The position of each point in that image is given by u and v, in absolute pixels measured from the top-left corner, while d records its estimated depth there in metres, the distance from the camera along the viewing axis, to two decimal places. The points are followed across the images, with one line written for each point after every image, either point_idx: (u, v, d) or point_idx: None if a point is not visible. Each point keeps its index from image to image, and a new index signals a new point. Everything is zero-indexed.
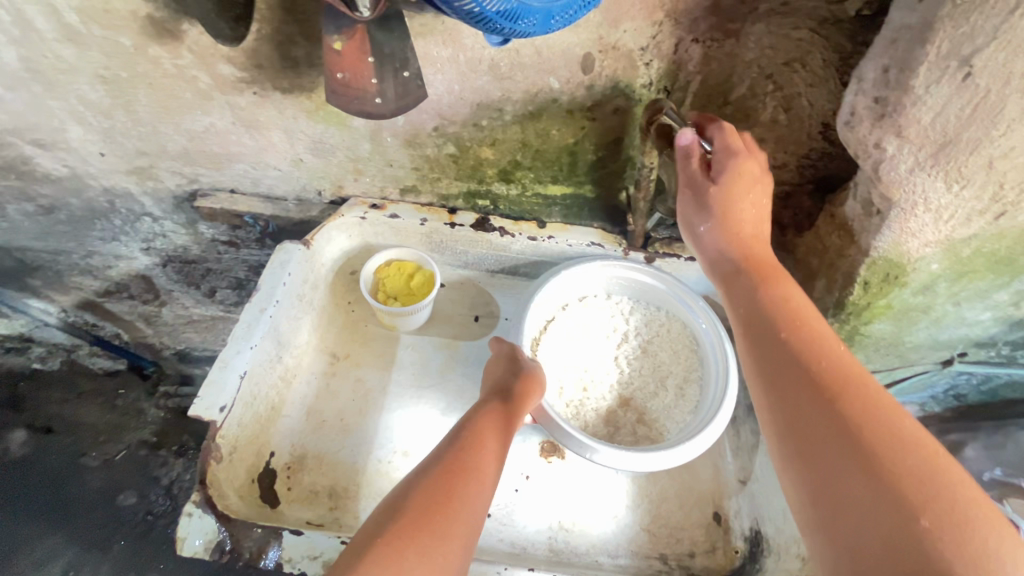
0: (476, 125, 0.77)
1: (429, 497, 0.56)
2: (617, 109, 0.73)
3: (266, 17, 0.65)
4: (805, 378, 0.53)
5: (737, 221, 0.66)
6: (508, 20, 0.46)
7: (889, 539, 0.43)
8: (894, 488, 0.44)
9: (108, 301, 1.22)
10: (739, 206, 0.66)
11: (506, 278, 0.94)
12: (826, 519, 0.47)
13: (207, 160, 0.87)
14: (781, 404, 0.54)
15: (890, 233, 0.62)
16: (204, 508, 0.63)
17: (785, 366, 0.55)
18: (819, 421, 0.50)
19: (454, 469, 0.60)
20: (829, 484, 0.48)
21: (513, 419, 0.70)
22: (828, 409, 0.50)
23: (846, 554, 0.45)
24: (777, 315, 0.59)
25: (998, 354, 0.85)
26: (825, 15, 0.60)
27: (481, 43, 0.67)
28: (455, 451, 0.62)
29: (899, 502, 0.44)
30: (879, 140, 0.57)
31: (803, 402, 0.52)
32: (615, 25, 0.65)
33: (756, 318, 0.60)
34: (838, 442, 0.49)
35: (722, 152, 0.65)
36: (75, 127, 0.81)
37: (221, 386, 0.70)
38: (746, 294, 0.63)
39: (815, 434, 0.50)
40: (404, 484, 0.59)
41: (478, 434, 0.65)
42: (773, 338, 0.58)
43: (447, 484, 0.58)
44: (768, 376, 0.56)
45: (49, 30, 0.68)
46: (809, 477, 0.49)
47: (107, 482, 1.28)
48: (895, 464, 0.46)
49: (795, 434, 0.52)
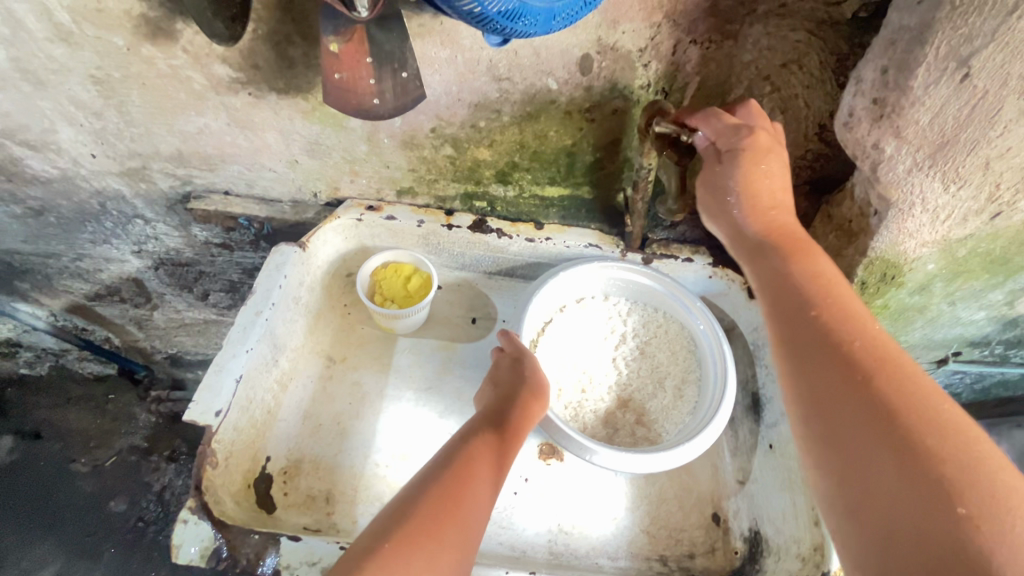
0: (474, 127, 0.77)
1: (429, 508, 0.56)
2: (616, 110, 0.73)
3: (262, 17, 0.65)
4: (836, 357, 0.53)
5: (760, 197, 0.65)
6: (509, 20, 0.46)
7: (922, 519, 0.43)
8: (928, 472, 0.44)
9: (99, 304, 1.20)
10: (761, 183, 0.65)
11: (504, 279, 0.94)
12: (854, 502, 0.47)
13: (200, 161, 0.86)
14: (811, 382, 0.54)
15: (888, 233, 0.63)
16: (199, 515, 0.62)
17: (816, 346, 0.55)
18: (851, 404, 0.50)
19: (453, 481, 0.59)
20: (859, 467, 0.48)
21: (516, 432, 0.69)
22: (861, 390, 0.50)
23: (876, 535, 0.45)
24: (807, 293, 0.59)
25: (992, 353, 0.86)
26: (823, 16, 0.61)
27: (479, 44, 0.66)
28: (459, 461, 0.62)
29: (933, 487, 0.43)
30: (877, 141, 0.57)
31: (836, 383, 0.52)
32: (614, 26, 0.65)
33: (784, 296, 0.60)
34: (870, 422, 0.48)
35: (727, 134, 0.64)
36: (66, 128, 0.80)
37: (216, 391, 0.69)
38: (772, 271, 0.62)
39: (846, 415, 0.50)
40: (402, 495, 0.58)
41: (479, 448, 0.64)
42: (801, 317, 0.57)
43: (447, 495, 0.58)
44: (799, 356, 0.56)
45: (39, 29, 0.67)
46: (839, 459, 0.50)
47: (98, 488, 1.33)
48: (930, 448, 0.45)
49: (825, 416, 0.52)
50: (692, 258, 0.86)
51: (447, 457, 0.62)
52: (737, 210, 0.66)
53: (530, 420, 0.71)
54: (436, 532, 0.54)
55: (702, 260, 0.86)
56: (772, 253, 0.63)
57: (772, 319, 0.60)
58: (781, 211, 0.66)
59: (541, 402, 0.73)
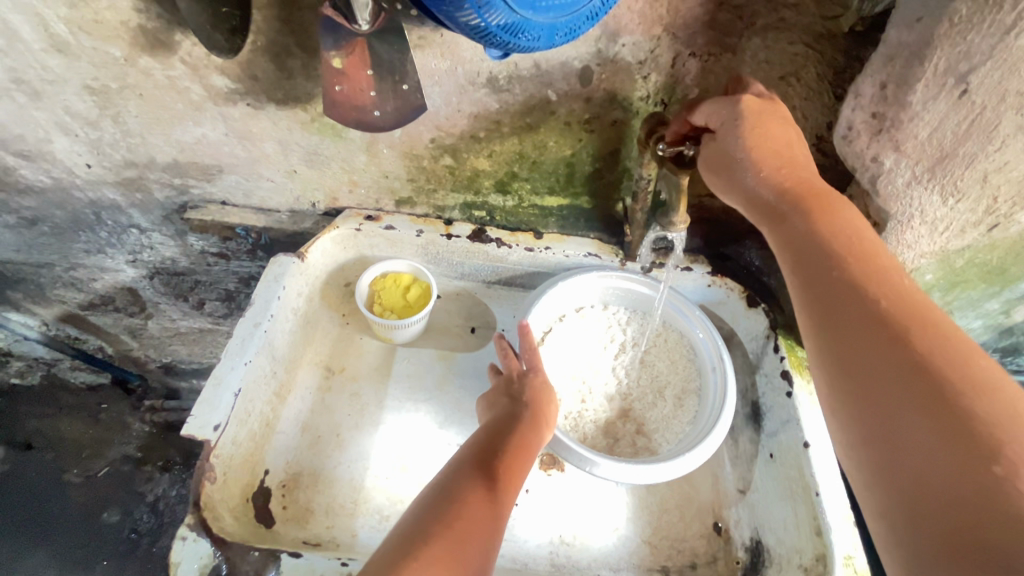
0: (473, 137, 0.77)
1: (444, 527, 0.56)
2: (615, 121, 0.74)
3: (262, 29, 0.65)
4: (865, 317, 0.50)
5: (773, 157, 0.59)
6: (510, 34, 0.46)
7: (954, 477, 0.41)
8: (966, 429, 0.42)
9: (93, 314, 1.19)
10: (770, 144, 0.59)
11: (503, 289, 0.94)
12: (888, 462, 0.46)
13: (197, 171, 0.86)
14: (838, 344, 0.52)
15: (887, 244, 0.63)
16: (198, 532, 0.62)
17: (845, 304, 0.52)
18: (882, 361, 0.48)
19: (461, 499, 0.59)
20: (892, 425, 0.46)
21: (524, 449, 0.68)
22: (891, 348, 0.48)
23: (905, 495, 0.44)
24: (833, 251, 0.55)
25: (988, 360, 0.87)
26: (821, 30, 0.61)
27: (480, 56, 0.66)
28: (469, 479, 0.62)
29: (968, 438, 0.42)
30: (876, 154, 0.58)
31: (868, 341, 0.50)
32: (614, 39, 0.65)
33: (806, 257, 0.56)
34: (899, 382, 0.47)
35: (715, 115, 0.61)
36: (61, 138, 0.79)
37: (214, 404, 0.68)
38: (795, 232, 0.58)
39: (878, 374, 0.48)
40: (409, 518, 0.58)
41: (489, 467, 0.64)
42: (826, 277, 0.54)
43: (461, 512, 0.58)
44: (828, 317, 0.53)
45: (35, 40, 0.66)
46: (871, 418, 0.48)
47: (91, 500, 1.31)
48: (965, 400, 0.44)
49: (855, 377, 0.50)
50: (691, 267, 0.86)
51: (453, 475, 0.63)
52: (751, 177, 0.59)
53: (537, 445, 0.70)
54: (458, 550, 0.55)
55: (701, 270, 0.85)
56: (794, 214, 0.58)
57: (796, 281, 0.57)
58: (802, 166, 0.60)
59: (545, 426, 0.72)
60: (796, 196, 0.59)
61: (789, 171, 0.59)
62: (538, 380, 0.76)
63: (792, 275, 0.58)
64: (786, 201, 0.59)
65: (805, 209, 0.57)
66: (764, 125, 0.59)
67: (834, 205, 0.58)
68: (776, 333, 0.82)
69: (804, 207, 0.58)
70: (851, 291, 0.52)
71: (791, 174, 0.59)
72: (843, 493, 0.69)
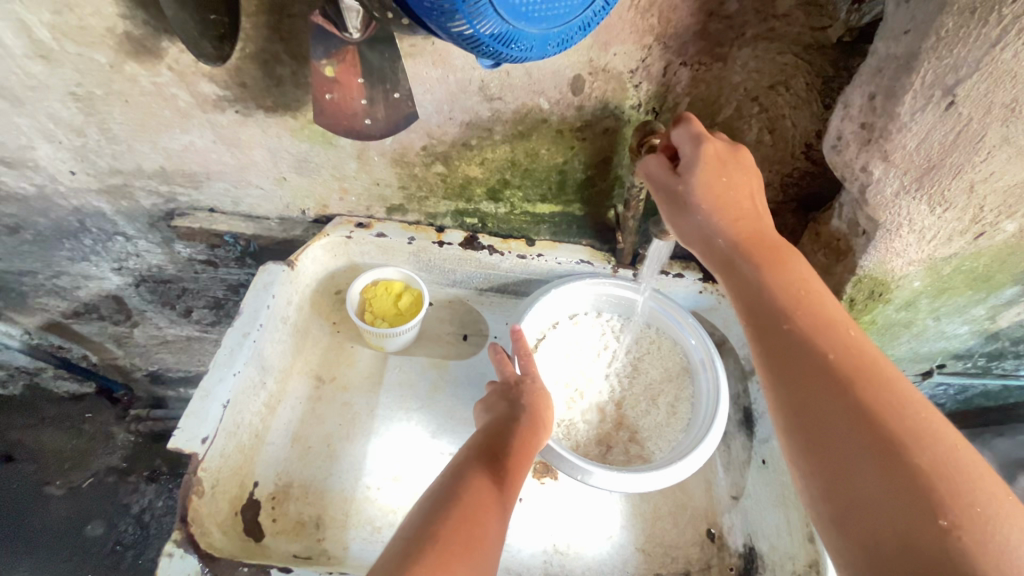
0: (465, 145, 0.76)
1: (454, 523, 0.55)
2: (607, 129, 0.74)
3: (251, 36, 0.64)
4: (817, 370, 0.50)
5: (728, 203, 0.59)
6: (502, 43, 0.46)
7: (908, 535, 0.41)
8: (916, 486, 0.43)
9: (76, 322, 1.16)
10: (725, 190, 0.59)
11: (495, 296, 0.94)
12: (844, 519, 0.45)
13: (185, 179, 0.84)
14: (791, 395, 0.51)
15: (876, 253, 0.64)
16: (185, 548, 0.60)
17: (795, 357, 0.52)
18: (834, 416, 0.48)
19: (471, 499, 0.58)
20: (843, 483, 0.46)
21: (523, 450, 0.67)
22: (842, 401, 0.48)
23: (863, 553, 0.43)
24: (782, 303, 0.55)
25: (974, 365, 0.88)
26: (809, 41, 0.62)
27: (471, 64, 0.66)
28: (469, 483, 0.60)
29: (919, 499, 0.42)
30: (865, 164, 0.59)
31: (817, 397, 0.49)
32: (605, 49, 0.65)
33: (759, 305, 0.56)
34: (851, 436, 0.46)
35: (686, 143, 0.60)
36: (44, 145, 0.78)
37: (201, 417, 0.67)
38: (745, 280, 0.57)
39: (828, 431, 0.48)
40: (415, 516, 0.56)
41: (492, 468, 0.63)
42: (777, 327, 0.54)
43: (470, 510, 0.57)
44: (779, 371, 0.52)
45: (17, 46, 0.65)
46: (825, 474, 0.47)
47: (74, 511, 1.28)
48: (913, 457, 0.44)
49: (812, 431, 0.49)
50: (683, 273, 0.86)
51: (458, 475, 0.61)
52: (707, 219, 0.58)
53: (535, 446, 0.69)
54: (469, 547, 0.53)
55: (693, 276, 0.85)
56: (745, 263, 0.57)
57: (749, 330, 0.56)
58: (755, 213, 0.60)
59: (542, 427, 0.71)
60: (745, 244, 0.58)
61: (745, 216, 0.59)
62: (536, 386, 0.75)
63: (746, 323, 0.57)
64: (738, 248, 0.58)
65: (758, 255, 0.57)
66: (717, 171, 0.58)
67: (784, 253, 0.58)
68: None
69: (756, 254, 0.57)
70: (799, 346, 0.52)
71: (746, 220, 0.59)
72: None
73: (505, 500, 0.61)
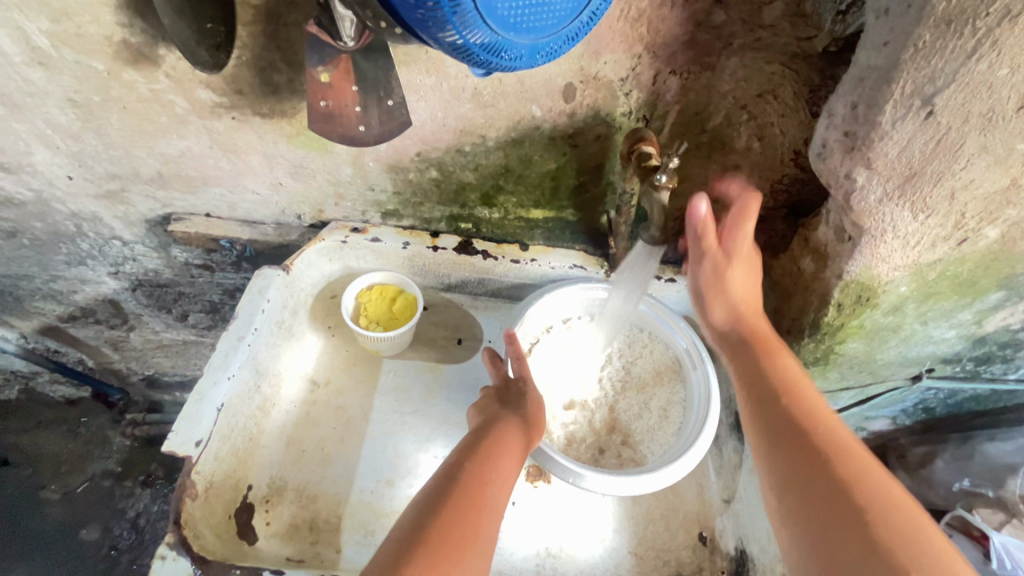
0: (459, 151, 0.77)
1: (444, 524, 0.56)
2: (599, 136, 0.75)
3: (247, 44, 0.65)
4: (805, 439, 0.58)
5: (742, 299, 0.73)
6: (492, 53, 0.47)
7: None
8: (887, 546, 0.47)
9: (73, 326, 1.17)
10: (743, 286, 0.73)
11: (490, 300, 0.94)
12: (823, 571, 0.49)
13: (181, 184, 0.85)
14: (782, 460, 0.58)
15: (861, 258, 0.65)
16: (178, 551, 0.61)
17: (782, 423, 0.60)
18: (817, 479, 0.54)
19: (463, 500, 0.59)
20: (826, 537, 0.50)
21: (519, 451, 0.68)
22: (823, 466, 0.55)
23: None
24: (776, 380, 0.65)
25: (963, 369, 0.88)
26: (795, 50, 0.63)
27: (464, 72, 0.67)
28: (466, 482, 0.61)
29: (889, 555, 0.47)
30: (849, 171, 0.60)
31: (801, 463, 0.56)
32: (596, 57, 0.66)
33: (758, 383, 0.66)
34: (829, 496, 0.52)
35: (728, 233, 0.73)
36: (42, 150, 0.78)
37: (196, 420, 0.67)
38: (749, 364, 0.68)
39: (808, 487, 0.54)
40: (406, 518, 0.57)
41: (486, 468, 0.63)
42: (773, 402, 0.63)
43: (461, 511, 0.58)
44: (769, 434, 0.61)
45: (16, 53, 0.66)
46: (808, 531, 0.52)
47: (69, 516, 1.28)
48: (884, 521, 0.49)
49: (797, 491, 0.55)
50: (675, 278, 0.87)
51: (450, 476, 0.62)
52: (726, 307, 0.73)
53: (527, 446, 0.69)
54: (462, 550, 0.54)
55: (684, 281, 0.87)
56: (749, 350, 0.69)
57: (746, 398, 0.66)
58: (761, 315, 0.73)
59: (533, 427, 0.71)
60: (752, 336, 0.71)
61: (752, 312, 0.73)
62: (529, 390, 0.76)
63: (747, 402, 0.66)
64: (747, 337, 0.71)
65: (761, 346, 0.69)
66: (745, 269, 0.73)
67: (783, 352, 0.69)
68: None
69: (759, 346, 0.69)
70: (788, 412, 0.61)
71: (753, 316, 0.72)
72: None
73: (496, 499, 0.61)
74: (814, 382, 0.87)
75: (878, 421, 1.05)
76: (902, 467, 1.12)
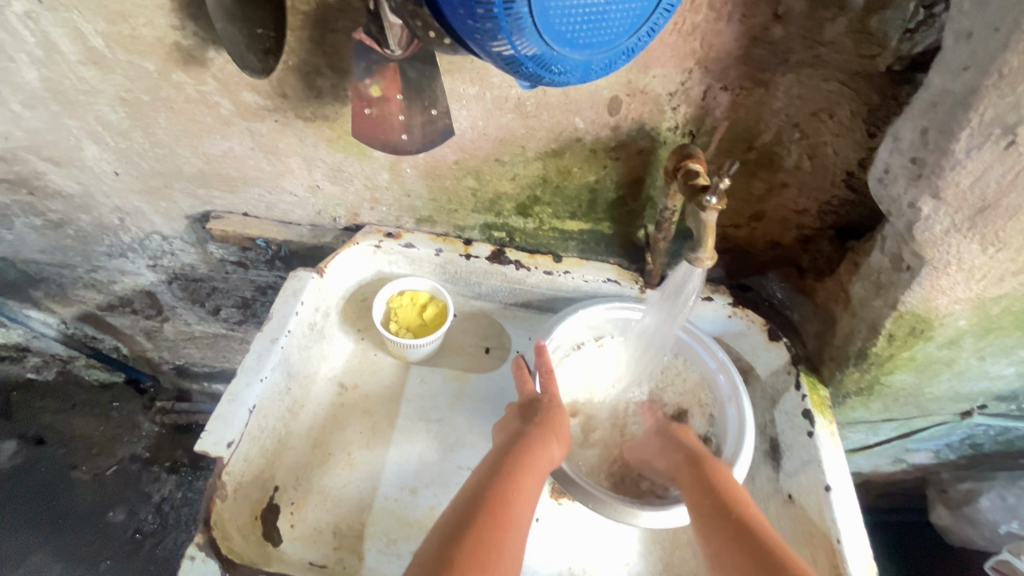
0: (497, 160, 0.76)
1: (467, 549, 0.54)
2: (642, 150, 0.73)
3: (294, 49, 0.65)
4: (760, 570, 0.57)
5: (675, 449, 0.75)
6: (540, 65, 0.45)
7: None
8: None
9: (110, 315, 1.20)
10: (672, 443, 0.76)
11: (520, 310, 0.93)
12: None
13: (222, 183, 0.86)
14: None
15: (920, 289, 0.61)
16: (207, 552, 0.61)
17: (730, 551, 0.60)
18: None
19: (487, 523, 0.57)
20: None
21: (538, 466, 0.66)
22: None
23: None
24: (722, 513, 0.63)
25: (1018, 408, 0.84)
26: (856, 68, 0.60)
27: (508, 82, 0.66)
28: (490, 502, 0.60)
29: None
30: (914, 200, 0.58)
31: None
32: (645, 71, 0.65)
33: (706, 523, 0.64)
34: None
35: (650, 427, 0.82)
36: (91, 146, 0.81)
37: (228, 421, 0.68)
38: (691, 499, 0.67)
39: None
40: (430, 542, 0.56)
41: (508, 489, 0.62)
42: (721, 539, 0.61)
43: (487, 533, 0.56)
44: None
45: (73, 53, 0.68)
46: None
47: (98, 498, 1.32)
48: None
49: None
50: (712, 297, 0.82)
51: (472, 497, 0.61)
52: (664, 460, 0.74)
53: (549, 461, 0.68)
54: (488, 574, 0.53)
55: (722, 299, 0.82)
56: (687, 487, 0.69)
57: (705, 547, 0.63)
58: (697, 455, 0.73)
59: (555, 441, 0.70)
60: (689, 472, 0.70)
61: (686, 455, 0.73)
62: (552, 404, 0.75)
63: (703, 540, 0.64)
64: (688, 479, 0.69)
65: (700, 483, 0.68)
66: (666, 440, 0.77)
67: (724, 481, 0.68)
68: (798, 369, 0.78)
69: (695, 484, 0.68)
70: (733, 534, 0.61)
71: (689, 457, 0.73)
72: (864, 538, 0.66)
73: (519, 519, 0.60)
74: (856, 412, 0.83)
75: (921, 453, 1.00)
76: (943, 503, 1.07)
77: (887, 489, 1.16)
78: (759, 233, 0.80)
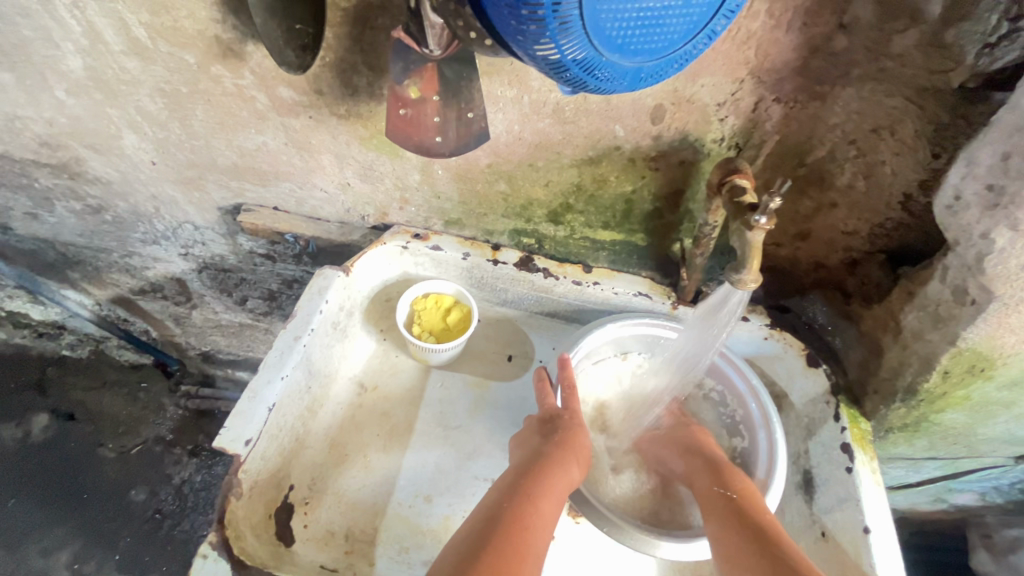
0: (531, 166, 0.74)
1: (487, 574, 0.52)
2: (683, 161, 0.70)
3: (332, 45, 0.64)
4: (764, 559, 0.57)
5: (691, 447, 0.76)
6: (585, 69, 0.43)
7: None
8: None
9: (142, 299, 1.22)
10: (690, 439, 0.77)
11: (545, 319, 0.91)
12: None
13: (254, 176, 0.86)
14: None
15: (985, 326, 0.57)
16: (219, 551, 0.61)
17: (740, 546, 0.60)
18: None
19: (506, 553, 0.55)
20: None
21: (556, 488, 0.64)
22: None
23: None
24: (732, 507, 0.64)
25: None
26: (925, 84, 0.55)
27: (548, 86, 0.64)
28: (509, 522, 0.58)
29: None
30: (987, 231, 0.54)
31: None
32: (693, 79, 0.62)
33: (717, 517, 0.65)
34: None
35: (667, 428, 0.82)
36: (130, 135, 0.82)
37: (247, 418, 0.67)
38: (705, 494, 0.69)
39: None
40: (444, 565, 0.53)
41: (527, 513, 0.60)
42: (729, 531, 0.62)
43: (504, 559, 0.54)
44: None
45: (116, 43, 0.68)
46: None
47: (121, 476, 1.35)
48: None
49: None
50: (748, 316, 0.77)
51: (489, 518, 0.58)
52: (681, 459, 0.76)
53: (569, 483, 0.66)
54: None
55: (759, 320, 0.77)
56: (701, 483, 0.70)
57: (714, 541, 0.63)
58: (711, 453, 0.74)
59: (575, 463, 0.68)
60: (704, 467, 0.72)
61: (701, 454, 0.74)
62: (573, 422, 0.72)
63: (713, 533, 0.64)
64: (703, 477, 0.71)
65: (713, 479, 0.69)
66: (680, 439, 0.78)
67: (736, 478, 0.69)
68: (838, 401, 0.73)
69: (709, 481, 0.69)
70: (745, 530, 0.61)
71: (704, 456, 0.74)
72: None
73: (537, 546, 0.58)
74: (897, 448, 0.79)
75: (965, 495, 0.94)
76: (986, 550, 1.00)
77: (923, 527, 1.10)
78: (803, 253, 0.76)
